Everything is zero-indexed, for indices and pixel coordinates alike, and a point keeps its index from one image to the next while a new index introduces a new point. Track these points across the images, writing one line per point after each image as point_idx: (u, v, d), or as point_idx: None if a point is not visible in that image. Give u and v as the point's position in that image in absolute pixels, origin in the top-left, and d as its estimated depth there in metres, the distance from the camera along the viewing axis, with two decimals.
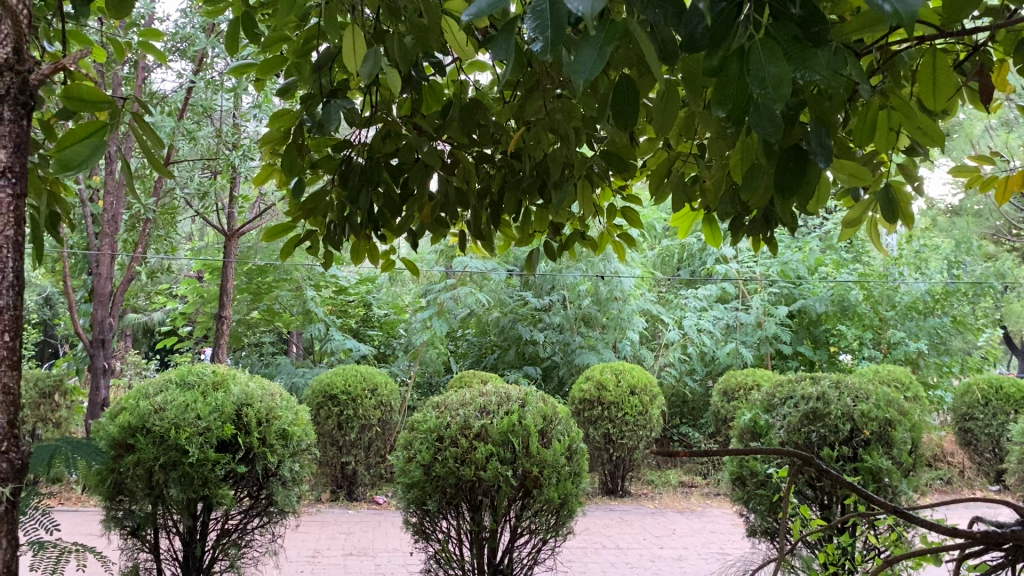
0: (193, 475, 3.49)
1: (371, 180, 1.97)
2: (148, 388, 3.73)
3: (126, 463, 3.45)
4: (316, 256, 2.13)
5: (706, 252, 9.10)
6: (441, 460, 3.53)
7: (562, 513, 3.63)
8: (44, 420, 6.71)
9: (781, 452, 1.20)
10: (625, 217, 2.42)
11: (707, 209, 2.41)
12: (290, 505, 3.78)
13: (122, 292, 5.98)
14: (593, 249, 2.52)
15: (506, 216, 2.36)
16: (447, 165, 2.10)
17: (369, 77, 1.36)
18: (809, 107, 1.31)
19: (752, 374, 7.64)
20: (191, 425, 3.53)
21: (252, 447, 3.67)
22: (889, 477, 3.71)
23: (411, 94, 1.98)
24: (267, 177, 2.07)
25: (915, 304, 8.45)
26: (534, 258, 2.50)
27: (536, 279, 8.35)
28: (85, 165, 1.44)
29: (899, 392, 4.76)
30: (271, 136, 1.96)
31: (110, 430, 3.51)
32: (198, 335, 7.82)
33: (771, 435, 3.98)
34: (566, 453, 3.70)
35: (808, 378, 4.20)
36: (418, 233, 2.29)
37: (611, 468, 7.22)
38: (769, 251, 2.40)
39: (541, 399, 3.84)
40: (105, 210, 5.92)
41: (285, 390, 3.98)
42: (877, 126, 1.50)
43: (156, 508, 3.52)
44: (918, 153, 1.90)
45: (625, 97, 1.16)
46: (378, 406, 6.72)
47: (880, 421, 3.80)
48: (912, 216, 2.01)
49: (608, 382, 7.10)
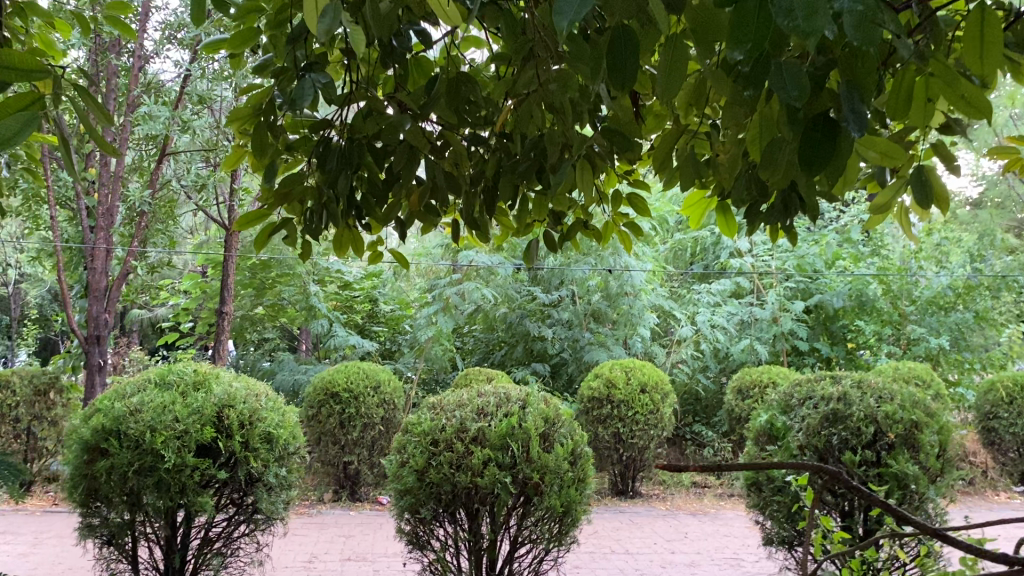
0: (171, 481, 3.34)
1: (350, 163, 1.78)
2: (126, 388, 3.58)
3: (98, 468, 3.32)
4: (293, 247, 1.93)
5: (719, 246, 8.93)
6: (435, 466, 3.36)
7: (565, 521, 3.46)
8: (39, 419, 6.58)
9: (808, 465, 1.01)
10: (632, 205, 2.24)
11: (721, 196, 2.23)
12: (277, 512, 3.64)
13: (118, 288, 5.84)
14: (597, 239, 2.34)
15: (502, 203, 2.17)
16: (436, 148, 1.92)
17: (326, 35, 1.18)
18: (842, 68, 1.13)
19: (768, 371, 7.43)
20: (169, 428, 3.38)
21: (234, 452, 3.50)
22: (916, 483, 3.51)
23: (395, 68, 1.81)
24: (237, 160, 1.88)
25: (935, 299, 8.17)
26: (533, 250, 2.31)
27: (545, 273, 8.22)
28: (15, 139, 1.24)
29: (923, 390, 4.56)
30: (237, 112, 1.77)
31: (84, 433, 3.39)
32: (201, 331, 7.69)
33: (790, 438, 3.78)
34: (569, 457, 3.51)
35: (828, 376, 4.00)
36: (406, 222, 2.11)
37: (621, 468, 7.04)
38: (789, 242, 2.22)
39: (543, 400, 3.65)
40: (99, 203, 5.76)
41: (271, 390, 3.82)
42: (915, 97, 1.31)
43: (133, 516, 3.38)
44: (954, 130, 1.70)
45: (623, 48, 0.97)
46: (381, 404, 6.56)
47: (906, 423, 3.61)
48: (947, 201, 1.82)
49: (618, 380, 6.92)
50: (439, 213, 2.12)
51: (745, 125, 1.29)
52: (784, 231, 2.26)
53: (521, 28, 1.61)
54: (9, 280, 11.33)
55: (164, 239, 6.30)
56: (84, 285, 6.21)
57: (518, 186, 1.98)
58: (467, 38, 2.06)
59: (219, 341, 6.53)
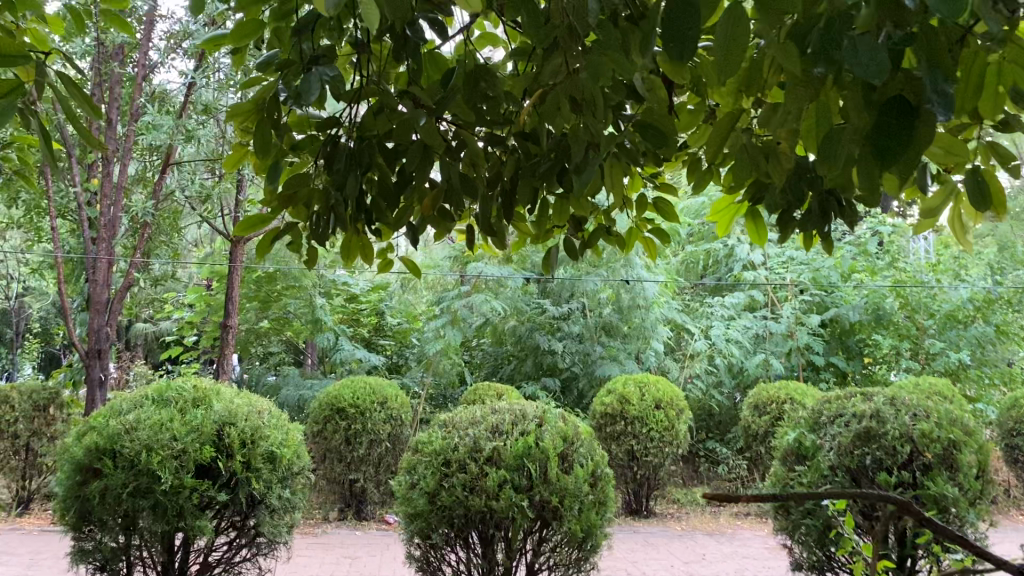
0: (168, 504, 3.21)
1: (360, 163, 1.66)
2: (121, 404, 3.45)
3: (92, 490, 3.19)
4: (299, 253, 1.80)
5: (732, 259, 8.83)
6: (447, 488, 3.22)
7: (584, 546, 3.31)
8: (38, 434, 6.46)
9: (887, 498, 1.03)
10: (658, 211, 2.11)
11: (751, 201, 2.09)
12: (280, 536, 3.51)
13: (120, 300, 5.65)
14: (620, 247, 2.21)
15: (520, 208, 2.04)
16: (451, 147, 1.79)
17: (336, 10, 1.06)
18: (920, 47, 1.00)
19: (785, 387, 7.26)
20: (166, 447, 3.25)
21: (235, 472, 3.36)
22: (956, 506, 3.35)
23: (408, 62, 1.68)
24: (241, 158, 1.75)
25: (955, 312, 7.95)
26: (552, 258, 2.18)
27: (555, 286, 8.10)
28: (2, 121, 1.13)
29: (958, 406, 4.41)
30: (239, 106, 1.62)
31: (77, 452, 3.26)
32: (205, 345, 7.57)
33: (819, 459, 3.62)
34: (589, 479, 3.36)
35: (859, 393, 3.85)
36: (418, 228, 1.98)
37: (635, 486, 6.86)
38: (825, 250, 2.08)
39: (561, 418, 3.51)
40: (102, 214, 5.52)
41: (275, 407, 3.69)
42: (986, 83, 1.15)
43: (129, 540, 3.25)
44: (1015, 128, 1.55)
45: (683, 15, 0.85)
46: (388, 420, 6.43)
47: (944, 443, 3.48)
48: (1005, 204, 1.66)
49: (631, 395, 6.78)
50: (454, 218, 1.99)
51: (805, 112, 1.15)
52: (819, 237, 2.12)
53: (545, 17, 1.49)
54: (12, 292, 11.24)
55: (168, 251, 6.18)
56: (86, 298, 6.09)
57: (538, 188, 1.85)
58: (482, 34, 1.94)
59: (222, 357, 6.43)
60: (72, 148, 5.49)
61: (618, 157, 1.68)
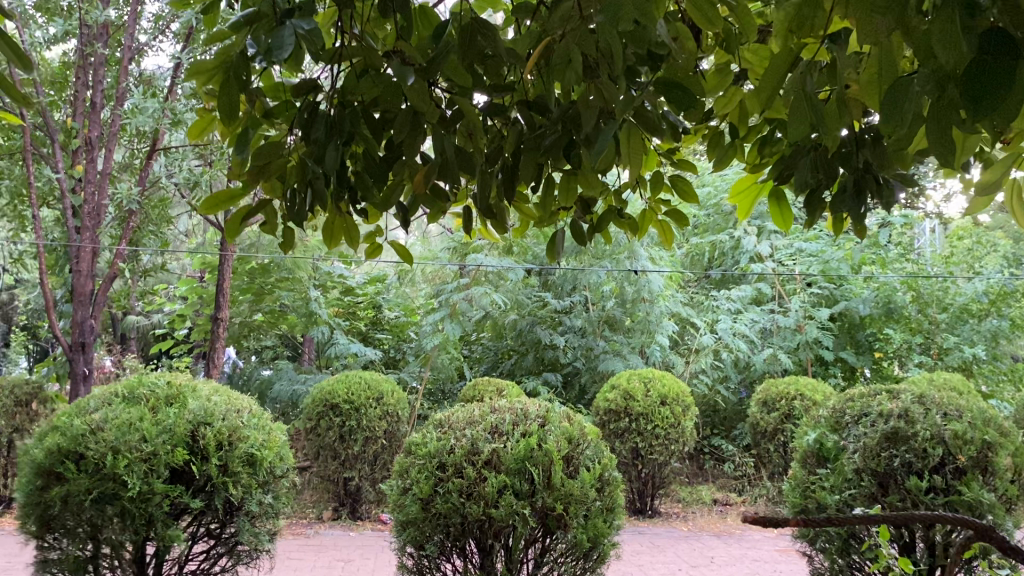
0: (135, 512, 3.03)
1: (341, 131, 1.46)
2: (89, 403, 3.27)
3: (53, 496, 3.01)
4: (272, 235, 1.60)
5: (738, 251, 8.69)
6: (441, 495, 3.03)
7: (589, 556, 3.11)
8: (20, 430, 6.29)
9: (964, 523, 0.92)
10: (675, 191, 1.90)
11: (777, 180, 1.89)
12: (261, 545, 3.34)
13: (106, 292, 5.38)
14: (631, 232, 2.01)
15: (522, 187, 1.85)
16: (446, 117, 1.58)
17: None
18: None
19: (795, 383, 7.06)
20: (134, 450, 3.06)
21: (211, 477, 3.18)
22: (992, 512, 3.15)
23: (397, 17, 1.48)
24: (207, 127, 1.54)
25: (969, 306, 7.70)
26: (557, 243, 1.98)
27: (557, 279, 7.94)
28: None
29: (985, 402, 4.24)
30: (200, 64, 1.41)
31: (38, 455, 3.07)
32: (196, 339, 7.38)
33: (843, 461, 3.46)
34: (597, 484, 3.16)
35: (884, 390, 3.69)
36: (409, 209, 1.78)
37: (640, 485, 6.70)
38: (859, 235, 1.87)
39: (566, 417, 3.32)
40: (85, 202, 5.28)
41: (257, 406, 3.50)
42: None
43: (95, 549, 3.09)
44: None
45: None
46: (384, 417, 6.23)
47: (979, 445, 3.30)
48: None
49: (636, 391, 6.58)
50: (449, 199, 1.79)
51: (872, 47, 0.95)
52: (850, 220, 1.92)
53: None
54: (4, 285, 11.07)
55: (156, 241, 5.99)
56: (69, 290, 5.89)
57: (542, 164, 1.66)
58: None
59: (213, 351, 6.25)
60: (53, 134, 5.31)
61: (633, 127, 1.48)
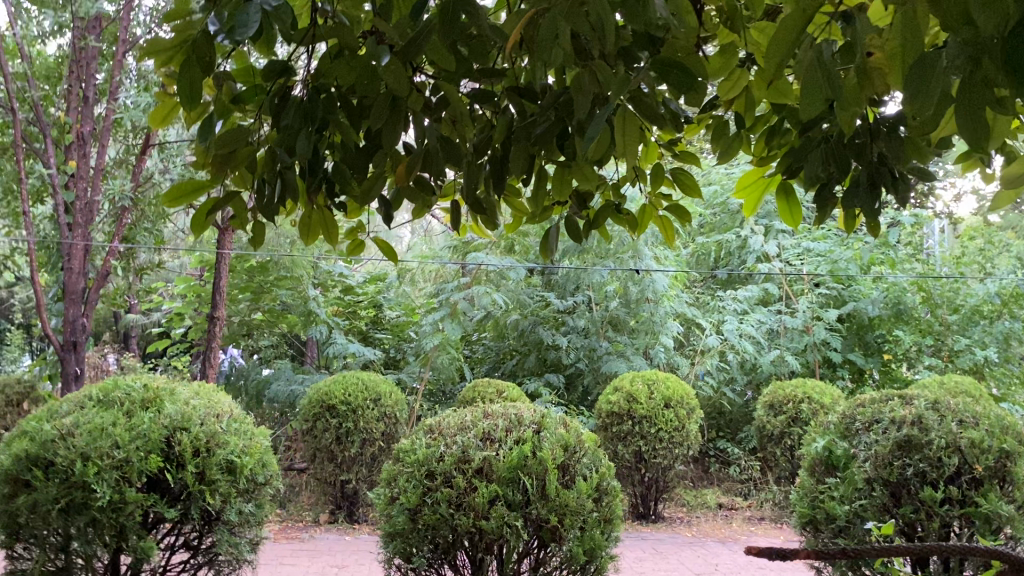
0: (104, 522, 2.95)
1: (313, 118, 1.34)
2: (61, 407, 3.18)
3: (19, 505, 2.93)
4: (241, 230, 1.49)
5: (745, 250, 8.60)
6: (429, 505, 2.93)
7: (586, 569, 3.00)
8: None
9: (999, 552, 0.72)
10: (677, 185, 1.78)
11: (786, 172, 1.77)
12: (241, 554, 3.26)
13: (98, 290, 5.27)
14: (631, 228, 1.89)
15: (514, 180, 1.73)
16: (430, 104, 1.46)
17: None
18: None
19: (801, 386, 6.94)
20: (106, 456, 2.97)
21: (187, 485, 3.10)
22: (1010, 524, 3.07)
23: None
24: (170, 114, 1.43)
25: (980, 307, 7.53)
26: (551, 239, 1.86)
27: (559, 279, 7.85)
28: None
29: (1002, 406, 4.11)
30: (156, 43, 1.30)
31: (4, 462, 2.98)
32: (193, 338, 7.30)
33: (854, 470, 3.36)
34: (593, 494, 3.05)
35: (896, 395, 3.58)
36: (392, 203, 1.67)
37: (643, 490, 6.57)
38: (872, 232, 1.75)
39: (562, 423, 3.21)
40: (77, 198, 5.16)
41: (241, 410, 3.42)
42: None
43: (63, 561, 3.01)
44: None
45: None
46: (381, 418, 6.12)
47: (996, 453, 3.17)
48: None
49: (639, 394, 6.46)
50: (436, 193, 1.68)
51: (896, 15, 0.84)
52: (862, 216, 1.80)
53: None
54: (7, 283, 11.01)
55: (151, 239, 5.89)
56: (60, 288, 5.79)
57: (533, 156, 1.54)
58: None
59: (209, 351, 6.13)
60: (45, 130, 5.23)
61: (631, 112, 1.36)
